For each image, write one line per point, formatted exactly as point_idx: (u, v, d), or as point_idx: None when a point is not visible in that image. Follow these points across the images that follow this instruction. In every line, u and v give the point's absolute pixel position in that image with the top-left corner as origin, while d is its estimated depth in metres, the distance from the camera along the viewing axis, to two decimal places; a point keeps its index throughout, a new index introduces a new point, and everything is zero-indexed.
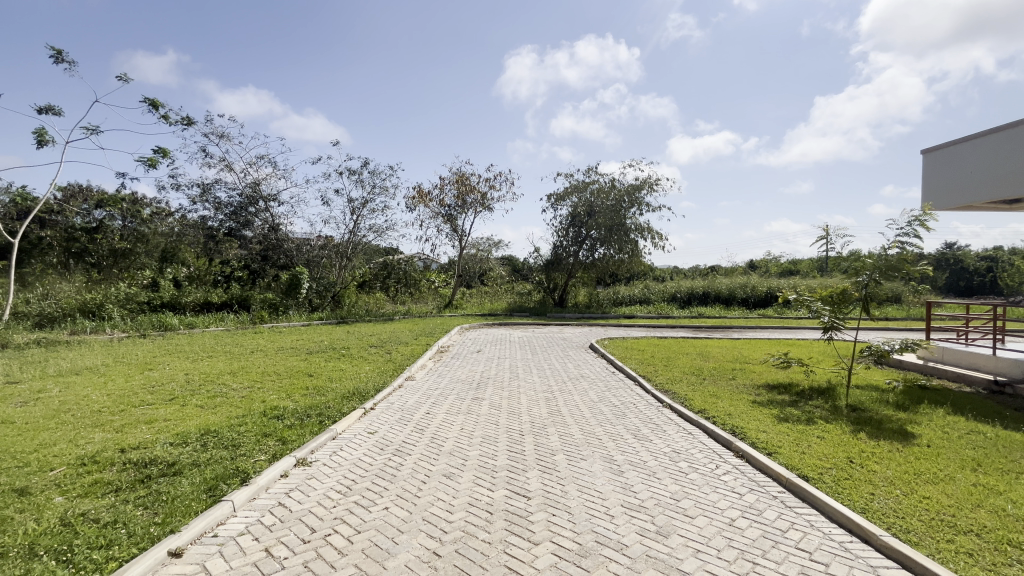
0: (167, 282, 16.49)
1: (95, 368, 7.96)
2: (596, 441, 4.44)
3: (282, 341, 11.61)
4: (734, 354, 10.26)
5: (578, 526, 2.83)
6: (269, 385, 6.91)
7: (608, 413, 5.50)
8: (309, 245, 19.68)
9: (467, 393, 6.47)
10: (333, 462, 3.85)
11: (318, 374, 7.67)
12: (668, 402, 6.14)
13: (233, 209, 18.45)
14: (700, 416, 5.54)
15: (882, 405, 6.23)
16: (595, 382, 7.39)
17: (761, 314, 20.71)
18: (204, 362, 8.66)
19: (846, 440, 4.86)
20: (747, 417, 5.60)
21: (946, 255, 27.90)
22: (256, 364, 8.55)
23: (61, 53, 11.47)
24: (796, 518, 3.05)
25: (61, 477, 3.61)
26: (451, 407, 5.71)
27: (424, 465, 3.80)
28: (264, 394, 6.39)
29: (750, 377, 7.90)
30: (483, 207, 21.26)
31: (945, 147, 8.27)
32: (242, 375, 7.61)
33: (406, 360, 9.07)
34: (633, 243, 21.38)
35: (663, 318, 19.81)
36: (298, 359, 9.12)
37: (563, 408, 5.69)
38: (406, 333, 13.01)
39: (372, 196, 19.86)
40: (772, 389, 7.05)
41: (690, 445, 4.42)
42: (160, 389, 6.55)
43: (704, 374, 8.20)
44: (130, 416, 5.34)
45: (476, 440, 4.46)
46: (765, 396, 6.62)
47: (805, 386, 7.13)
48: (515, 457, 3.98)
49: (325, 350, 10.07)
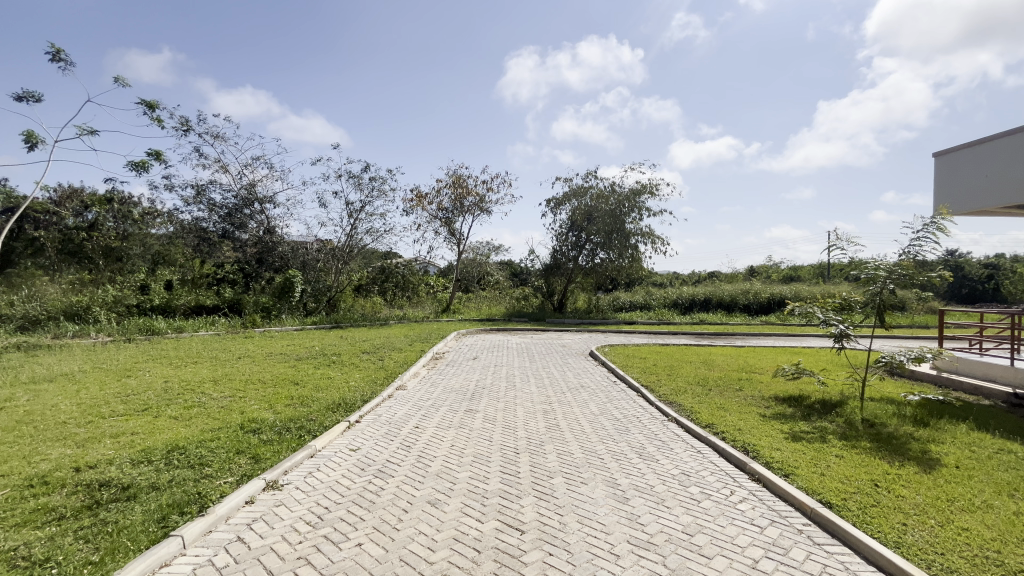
0: (157, 285, 16.09)
1: (70, 374, 7.56)
2: (598, 461, 4.06)
3: (271, 346, 11.24)
4: (741, 364, 9.87)
5: (578, 569, 2.46)
6: (251, 395, 6.54)
7: (610, 429, 5.14)
8: (305, 247, 19.34)
9: (460, 404, 6.11)
10: (306, 486, 3.47)
11: (304, 383, 7.29)
12: (674, 415, 5.78)
13: (227, 211, 18.18)
14: (709, 432, 5.18)
15: (900, 420, 5.87)
16: (595, 393, 7.03)
17: (765, 322, 20.33)
18: (186, 368, 8.29)
19: (867, 460, 4.52)
20: (758, 433, 5.25)
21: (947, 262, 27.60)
22: (241, 371, 8.15)
23: (59, 51, 11.03)
24: (827, 560, 2.68)
25: (0, 502, 3.23)
26: (441, 420, 5.34)
27: (407, 490, 3.43)
28: (244, 404, 6.01)
29: (758, 389, 7.53)
30: (482, 210, 20.95)
31: (960, 149, 7.91)
32: (225, 383, 7.24)
33: (399, 367, 8.70)
34: (634, 248, 21.10)
35: (664, 324, 19.44)
36: (285, 366, 8.72)
37: (562, 422, 5.33)
38: (400, 339, 12.61)
39: (369, 200, 19.57)
40: (782, 401, 6.70)
41: (700, 466, 4.04)
42: (134, 398, 6.17)
43: (710, 385, 7.82)
44: (97, 429, 4.96)
45: (466, 459, 4.09)
46: (775, 409, 6.26)
47: (816, 398, 6.78)
48: (509, 480, 3.61)
49: (314, 357, 9.69)
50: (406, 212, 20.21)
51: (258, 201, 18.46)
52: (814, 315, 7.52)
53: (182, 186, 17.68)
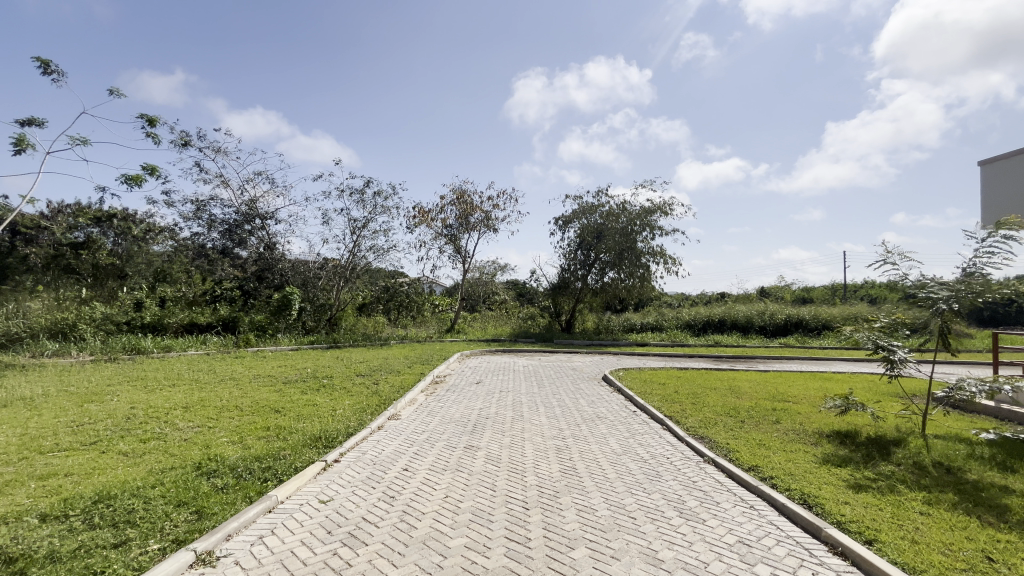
0: (150, 302, 15.52)
1: (30, 398, 6.83)
2: (629, 522, 3.22)
3: (261, 367, 10.48)
4: (771, 392, 8.94)
5: None
6: (223, 425, 5.73)
7: (638, 473, 4.29)
8: (306, 265, 18.78)
9: (459, 440, 5.28)
10: (249, 561, 2.65)
11: (285, 410, 6.49)
12: (711, 456, 4.90)
13: (227, 227, 17.70)
14: (757, 480, 4.31)
15: (981, 464, 4.94)
16: (614, 426, 6.16)
17: (784, 344, 19.31)
18: (159, 392, 7.50)
19: (965, 522, 3.61)
20: (816, 480, 4.37)
21: None
22: (219, 396, 7.35)
23: (50, 62, 10.52)
24: None
25: None
26: (435, 461, 4.51)
27: (380, 567, 2.60)
28: (211, 437, 5.21)
29: (799, 423, 6.61)
30: (488, 227, 20.35)
31: (1011, 155, 7.04)
32: (197, 410, 6.43)
33: (394, 393, 7.86)
34: (645, 267, 20.32)
35: (679, 346, 18.47)
36: (269, 390, 7.90)
37: (579, 464, 4.49)
38: (398, 361, 11.79)
39: (372, 216, 19.03)
40: (832, 439, 5.78)
41: (760, 530, 3.18)
42: (87, 429, 5.39)
43: (742, 417, 6.92)
44: (27, 468, 4.18)
45: (463, 518, 3.26)
46: (828, 449, 5.35)
47: (871, 436, 5.87)
48: (517, 552, 2.78)
49: (303, 380, 8.89)
50: (410, 229, 19.65)
51: (260, 217, 17.99)
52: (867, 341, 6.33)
53: (181, 202, 17.26)
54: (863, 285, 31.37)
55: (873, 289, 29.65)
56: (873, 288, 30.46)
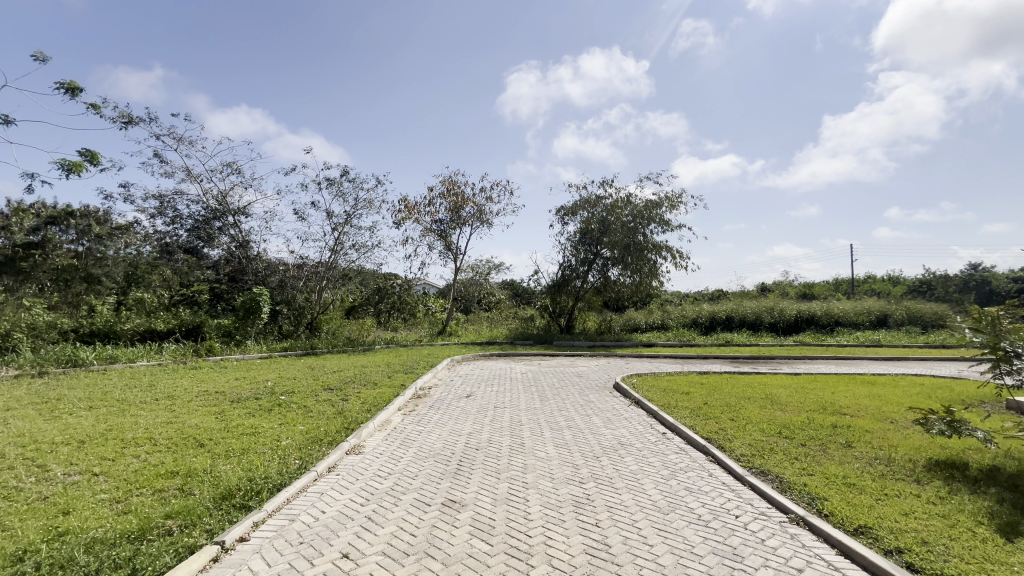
0: (103, 308, 13.83)
1: None
2: None
3: (214, 381, 8.92)
4: (818, 402, 7.46)
5: None
6: (114, 471, 4.17)
7: (710, 555, 2.78)
8: (283, 265, 17.09)
9: (435, 491, 3.74)
10: None
11: (213, 444, 4.95)
12: (801, 514, 3.37)
13: (194, 224, 16.05)
14: (896, 563, 2.78)
15: None
16: (645, 458, 4.67)
17: (799, 342, 17.86)
18: (63, 420, 5.90)
19: None
20: (974, 557, 2.88)
21: (979, 267, 25.13)
22: (139, 423, 5.78)
23: None
24: None
25: None
26: (395, 536, 2.98)
27: None
28: (84, 493, 3.66)
29: (880, 448, 5.13)
30: (482, 222, 18.82)
31: None
32: (94, 446, 4.86)
33: (364, 412, 6.34)
34: (650, 263, 18.85)
35: (689, 347, 16.96)
36: (208, 413, 6.35)
37: (613, 537, 2.97)
38: (377, 370, 10.21)
39: (355, 210, 17.40)
40: (943, 476, 4.30)
41: None
42: None
43: (801, 439, 5.45)
44: None
45: None
46: (948, 494, 3.87)
47: (993, 471, 4.39)
48: None
49: (257, 398, 7.30)
50: (395, 224, 18.10)
51: (230, 212, 16.32)
52: (1004, 339, 4.56)
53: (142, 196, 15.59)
54: (865, 279, 30.35)
55: (877, 285, 28.58)
56: (877, 282, 29.31)
